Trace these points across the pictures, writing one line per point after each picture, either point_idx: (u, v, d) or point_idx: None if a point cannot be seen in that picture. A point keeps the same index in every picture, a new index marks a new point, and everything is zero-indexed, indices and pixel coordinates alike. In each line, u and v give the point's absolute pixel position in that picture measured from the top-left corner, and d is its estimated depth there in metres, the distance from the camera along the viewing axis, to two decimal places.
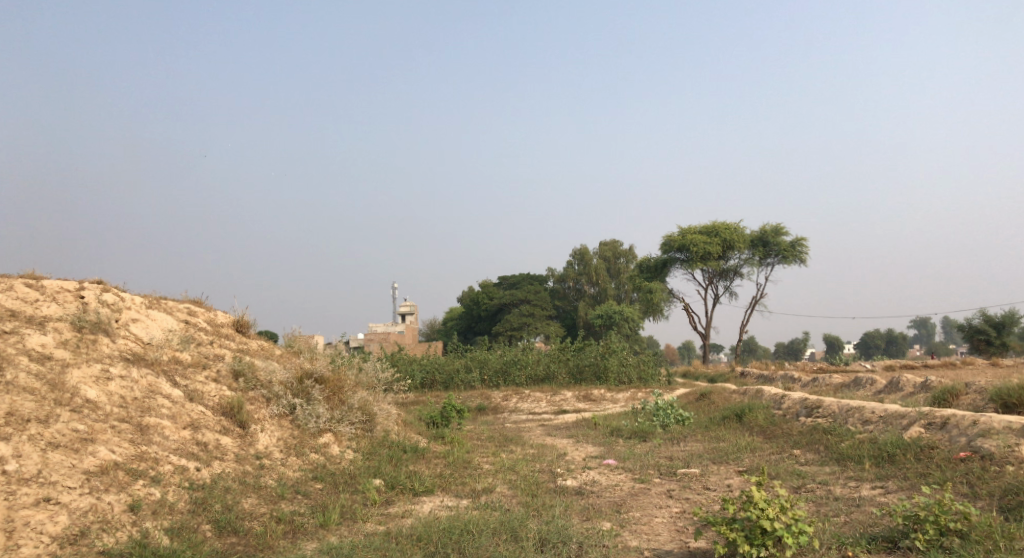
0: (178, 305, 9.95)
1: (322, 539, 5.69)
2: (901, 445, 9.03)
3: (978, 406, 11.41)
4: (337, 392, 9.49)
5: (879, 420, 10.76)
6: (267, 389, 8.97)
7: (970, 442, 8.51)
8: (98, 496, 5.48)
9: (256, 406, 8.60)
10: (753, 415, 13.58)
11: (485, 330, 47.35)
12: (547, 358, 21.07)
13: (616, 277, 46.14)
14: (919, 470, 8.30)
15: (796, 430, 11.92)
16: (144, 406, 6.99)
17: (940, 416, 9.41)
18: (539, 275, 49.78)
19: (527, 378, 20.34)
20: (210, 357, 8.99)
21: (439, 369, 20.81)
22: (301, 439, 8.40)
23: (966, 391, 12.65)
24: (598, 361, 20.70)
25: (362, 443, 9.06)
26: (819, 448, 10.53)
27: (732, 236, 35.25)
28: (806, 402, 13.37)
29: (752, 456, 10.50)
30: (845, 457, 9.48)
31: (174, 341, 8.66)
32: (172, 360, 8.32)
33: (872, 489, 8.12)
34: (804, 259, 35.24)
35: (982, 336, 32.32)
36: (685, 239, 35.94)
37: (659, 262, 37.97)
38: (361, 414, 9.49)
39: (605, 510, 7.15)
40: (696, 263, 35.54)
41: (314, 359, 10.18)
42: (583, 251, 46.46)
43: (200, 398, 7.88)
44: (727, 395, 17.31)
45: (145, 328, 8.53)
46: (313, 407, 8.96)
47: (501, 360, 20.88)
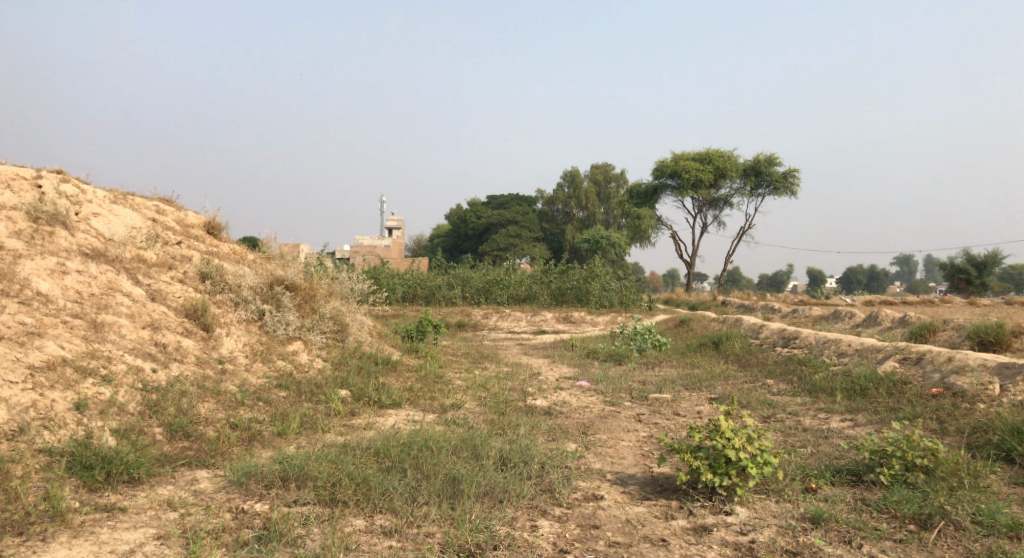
0: (146, 202, 9.63)
1: (279, 447, 5.58)
2: (874, 379, 8.99)
3: (955, 343, 11.40)
4: (309, 300, 9.30)
5: (854, 353, 10.73)
6: (236, 292, 8.76)
7: (943, 378, 8.46)
8: (41, 393, 5.30)
9: (223, 310, 8.40)
10: (730, 343, 13.58)
11: (472, 249, 47.12)
12: (530, 279, 20.90)
13: (605, 201, 45.77)
14: (890, 404, 8.27)
15: (771, 360, 11.91)
16: (100, 303, 6.77)
17: (915, 351, 9.37)
18: (529, 196, 49.26)
19: (509, 298, 20.24)
20: (177, 258, 8.73)
21: (420, 284, 20.62)
22: (268, 345, 8.24)
23: (944, 327, 12.63)
24: (581, 284, 20.57)
25: (332, 353, 8.92)
26: (792, 379, 10.52)
27: (725, 164, 34.79)
28: (784, 332, 13.36)
29: (725, 384, 10.47)
30: (817, 389, 9.44)
31: (139, 238, 8.38)
32: (135, 258, 8.06)
33: (842, 421, 8.09)
34: (794, 191, 34.99)
35: (963, 275, 32.49)
36: (677, 164, 35.48)
37: (650, 187, 37.58)
38: (333, 323, 9.31)
39: (572, 431, 7.08)
40: (686, 190, 35.18)
41: (286, 266, 9.94)
42: (574, 173, 45.87)
43: (163, 299, 7.67)
44: (706, 322, 17.32)
45: (108, 224, 8.23)
46: (282, 314, 8.77)
47: (484, 278, 20.72)
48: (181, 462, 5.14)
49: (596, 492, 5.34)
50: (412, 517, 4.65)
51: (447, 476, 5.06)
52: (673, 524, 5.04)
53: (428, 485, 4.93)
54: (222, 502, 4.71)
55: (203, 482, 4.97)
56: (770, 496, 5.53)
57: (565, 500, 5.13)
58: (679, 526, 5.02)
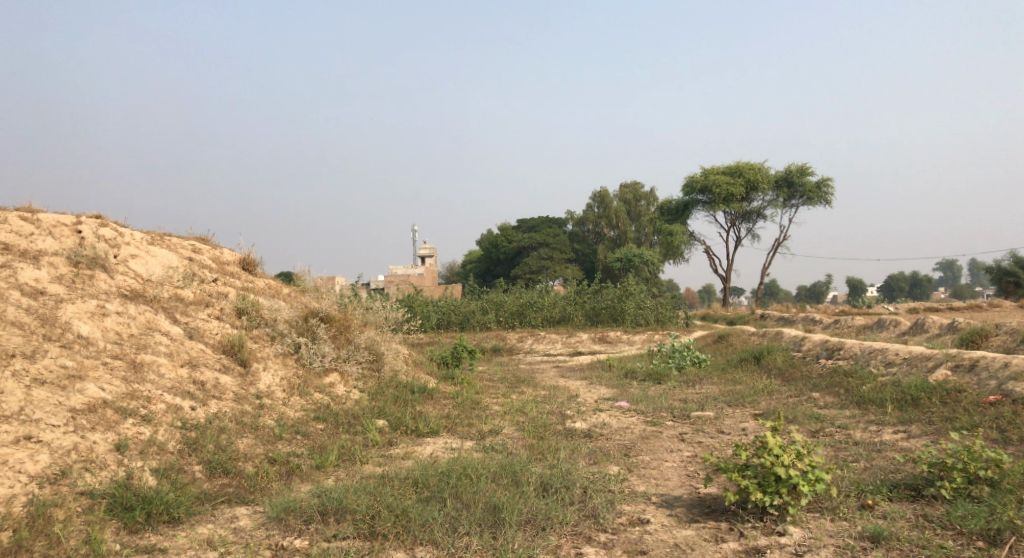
0: (183, 242, 9.76)
1: (318, 481, 5.54)
2: (926, 388, 8.71)
3: (1009, 349, 11.03)
4: (344, 331, 9.30)
5: (903, 362, 10.43)
6: (272, 327, 8.80)
7: (1001, 385, 8.17)
8: (82, 435, 5.33)
9: (260, 345, 8.44)
10: (772, 357, 13.31)
11: (504, 273, 47.15)
12: (563, 301, 20.81)
13: (636, 220, 45.64)
14: (945, 414, 7.99)
15: (816, 373, 11.63)
16: (139, 343, 6.82)
17: (968, 358, 9.08)
18: (559, 217, 49.24)
19: (544, 320, 20.14)
20: (214, 295, 8.80)
21: (454, 310, 20.60)
22: (305, 378, 8.24)
23: (995, 333, 12.25)
24: (616, 303, 20.40)
25: (369, 383, 8.89)
26: (839, 391, 10.24)
27: (756, 176, 34.46)
28: (827, 344, 13.06)
29: (769, 399, 10.24)
30: (866, 400, 9.18)
31: (176, 277, 8.47)
32: (172, 297, 8.14)
33: (894, 433, 7.84)
34: (829, 200, 34.49)
35: (1010, 278, 31.66)
36: (708, 179, 35.22)
37: (681, 203, 37.33)
38: (368, 353, 9.30)
39: (614, 453, 6.94)
40: (718, 204, 34.86)
41: (321, 298, 9.97)
42: (604, 193, 45.79)
43: (201, 336, 7.72)
44: (746, 337, 17.03)
45: (146, 265, 8.32)
46: (318, 346, 8.77)
47: (518, 302, 20.66)
48: (220, 500, 5.12)
49: (642, 516, 5.20)
50: (453, 548, 4.56)
51: (488, 504, 4.97)
52: (724, 548, 4.88)
53: (468, 514, 4.84)
54: (262, 540, 4.67)
55: (242, 519, 4.93)
56: (824, 514, 5.35)
57: (611, 525, 4.99)
58: (730, 549, 4.85)
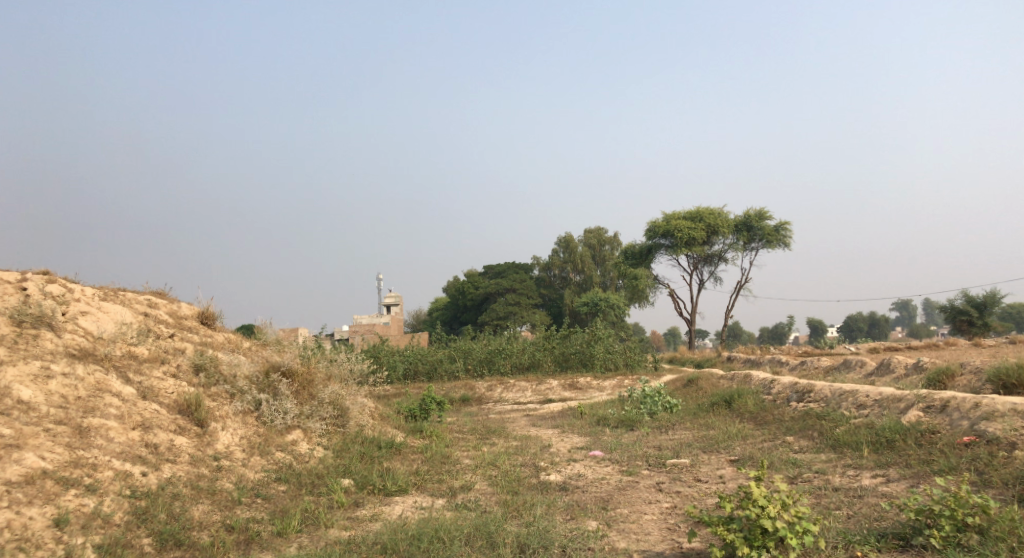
0: (137, 296, 9.40)
1: (279, 550, 5.20)
2: (900, 430, 8.60)
3: (976, 388, 11.02)
4: (306, 386, 8.96)
5: (874, 403, 10.33)
6: (231, 383, 8.43)
7: (974, 425, 8.10)
8: (18, 511, 4.93)
9: (219, 403, 8.06)
10: (743, 401, 13.17)
11: (471, 320, 46.81)
12: (532, 347, 20.57)
13: (602, 264, 46.00)
14: (921, 457, 7.87)
15: (788, 416, 11.50)
16: (87, 406, 6.44)
17: (939, 399, 9.00)
18: (524, 263, 49.24)
19: (512, 367, 19.86)
20: (170, 351, 8.42)
21: (421, 359, 20.23)
22: (266, 437, 7.88)
23: (961, 372, 12.25)
24: (584, 348, 20.21)
25: (334, 440, 8.54)
26: (813, 435, 10.10)
27: (717, 220, 34.87)
28: (797, 387, 12.95)
29: (743, 444, 10.06)
30: (841, 444, 9.04)
31: (129, 334, 8.10)
32: (125, 355, 7.77)
33: (873, 478, 7.69)
34: (788, 243, 34.95)
35: (964, 317, 32.16)
36: (670, 224, 35.53)
37: (644, 248, 37.56)
38: (332, 408, 8.96)
39: (591, 507, 6.67)
40: (680, 248, 35.12)
41: (282, 352, 9.63)
42: (568, 238, 45.98)
43: (155, 396, 7.34)
44: (715, 380, 16.92)
45: (97, 322, 7.95)
46: (280, 403, 8.42)
47: (486, 350, 20.38)
48: None
49: None
50: None
51: None
52: None
53: None
54: None
55: None
56: None
57: None
58: None
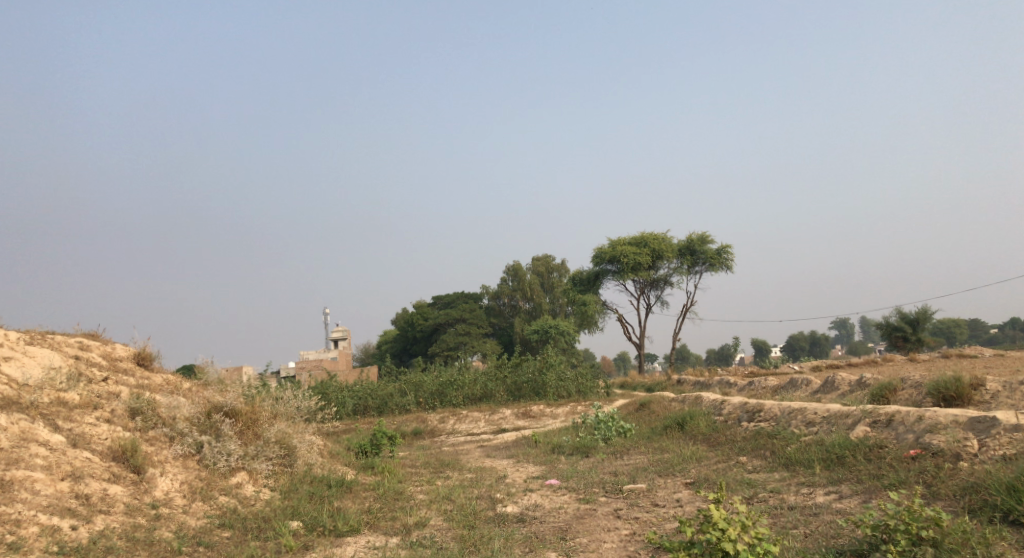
0: (68, 339, 9.00)
1: None
2: (850, 445, 8.65)
3: (918, 401, 11.19)
4: (251, 426, 8.62)
5: (823, 420, 10.39)
6: (171, 426, 8.07)
7: (919, 438, 8.17)
8: None
9: (157, 448, 7.70)
10: (695, 423, 13.17)
11: (420, 351, 46.31)
12: (483, 377, 20.35)
13: (550, 291, 46.30)
14: (872, 472, 7.91)
15: (740, 437, 11.51)
16: (10, 457, 6.15)
17: (884, 413, 9.09)
18: (473, 293, 49.05)
19: (464, 399, 19.60)
20: (104, 396, 8.03)
21: (372, 394, 19.82)
22: (209, 481, 7.55)
23: (903, 386, 12.44)
24: (536, 377, 20.06)
25: (281, 481, 8.23)
26: (766, 454, 10.11)
27: (661, 245, 35.30)
28: (747, 406, 13.01)
29: (698, 466, 10.02)
30: (794, 462, 9.05)
31: (59, 379, 7.70)
32: (53, 402, 7.37)
33: (827, 495, 7.71)
34: (731, 265, 35.51)
35: (899, 333, 32.99)
36: (615, 250, 35.83)
37: (591, 274, 37.78)
38: (279, 448, 8.63)
39: (549, 537, 6.51)
40: (626, 273, 35.40)
41: (224, 391, 9.27)
42: (516, 267, 46.03)
43: (86, 442, 6.98)
44: (666, 403, 16.93)
45: (22, 367, 7.55)
46: (223, 444, 8.08)
47: (437, 381, 20.08)
48: None
49: None
50: None
51: None
52: None
53: None
54: None
55: None
56: None
57: None
58: None
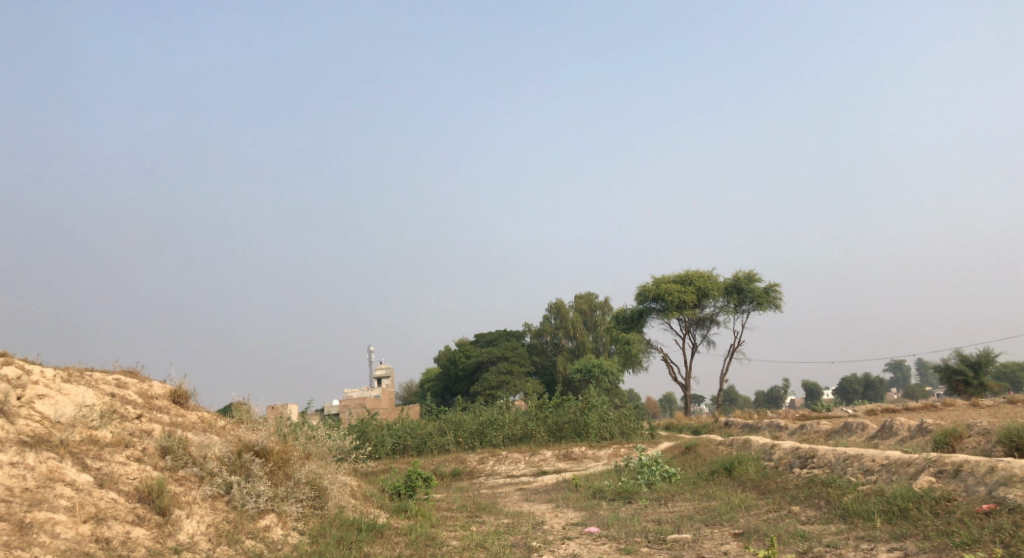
0: (105, 376, 8.93)
1: None
2: (913, 497, 8.10)
3: (986, 450, 10.55)
4: (282, 466, 8.39)
5: (882, 469, 9.80)
6: (201, 466, 7.90)
7: (991, 492, 7.61)
8: None
9: (185, 488, 7.52)
10: (743, 469, 12.61)
11: (462, 390, 46.00)
12: (524, 417, 19.97)
13: (594, 329, 45.86)
14: (939, 527, 7.37)
15: (792, 484, 10.97)
16: (33, 498, 6.05)
17: (951, 462, 8.51)
18: (516, 331, 48.74)
19: (504, 439, 19.22)
20: (136, 434, 7.90)
21: (411, 433, 19.54)
22: (237, 523, 7.34)
23: (967, 434, 11.75)
24: (578, 417, 19.60)
25: (310, 524, 7.99)
26: (820, 504, 9.55)
27: (707, 284, 34.69)
28: (799, 452, 12.42)
29: (747, 516, 9.51)
30: (851, 513, 8.52)
31: (91, 416, 7.59)
32: (84, 440, 7.26)
33: (889, 552, 7.20)
34: (780, 304, 34.67)
35: (959, 377, 31.73)
36: (660, 288, 35.28)
37: (636, 312, 37.23)
38: (309, 489, 8.39)
39: None
40: (672, 312, 34.80)
41: (257, 428, 9.07)
42: (560, 304, 45.78)
43: (113, 482, 6.83)
44: (713, 446, 16.34)
45: (55, 405, 7.46)
46: (252, 485, 7.86)
47: (477, 421, 19.75)
48: None
49: None
50: None
51: None
52: None
53: None
54: None
55: None
56: None
57: None
58: None
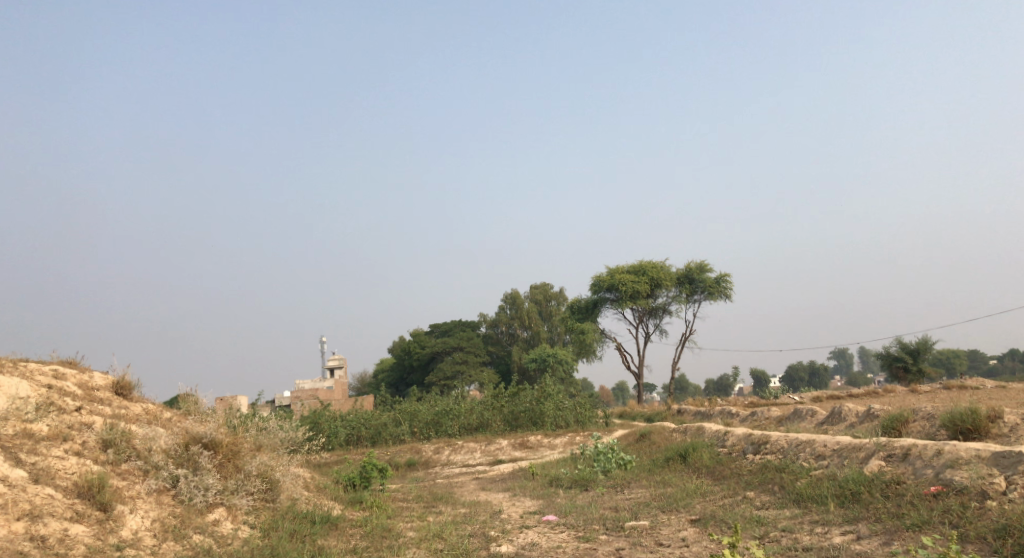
0: (42, 368, 8.56)
1: None
2: (863, 481, 8.18)
3: (932, 433, 10.75)
4: (231, 458, 8.11)
5: (833, 453, 9.88)
6: (145, 459, 7.60)
7: (939, 474, 7.72)
8: None
9: (129, 482, 7.23)
10: (698, 455, 12.67)
11: (417, 380, 45.69)
12: (480, 406, 19.83)
13: (548, 319, 45.93)
14: (890, 510, 7.45)
15: (746, 470, 11.05)
16: None
17: (900, 446, 8.60)
18: (470, 321, 48.55)
19: (460, 428, 19.08)
20: (76, 427, 7.57)
21: (365, 424, 19.28)
22: (184, 518, 7.08)
23: (914, 418, 11.96)
24: (534, 406, 19.54)
25: (262, 518, 7.75)
26: (774, 489, 9.62)
27: (659, 273, 34.95)
28: (752, 438, 12.50)
29: (702, 501, 9.53)
30: (804, 498, 8.58)
31: (26, 409, 7.26)
32: (18, 434, 6.93)
33: (843, 535, 7.26)
34: (730, 294, 35.09)
35: (900, 364, 32.51)
36: (613, 278, 35.43)
37: (590, 303, 37.37)
38: (260, 482, 8.13)
39: None
40: (625, 301, 34.95)
41: (205, 420, 8.76)
42: (514, 295, 45.75)
43: (50, 477, 6.53)
44: (667, 433, 16.43)
45: None
46: (200, 478, 7.59)
47: (433, 411, 19.58)
48: None
49: None
50: None
51: None
52: None
53: None
54: None
55: None
56: None
57: None
58: None
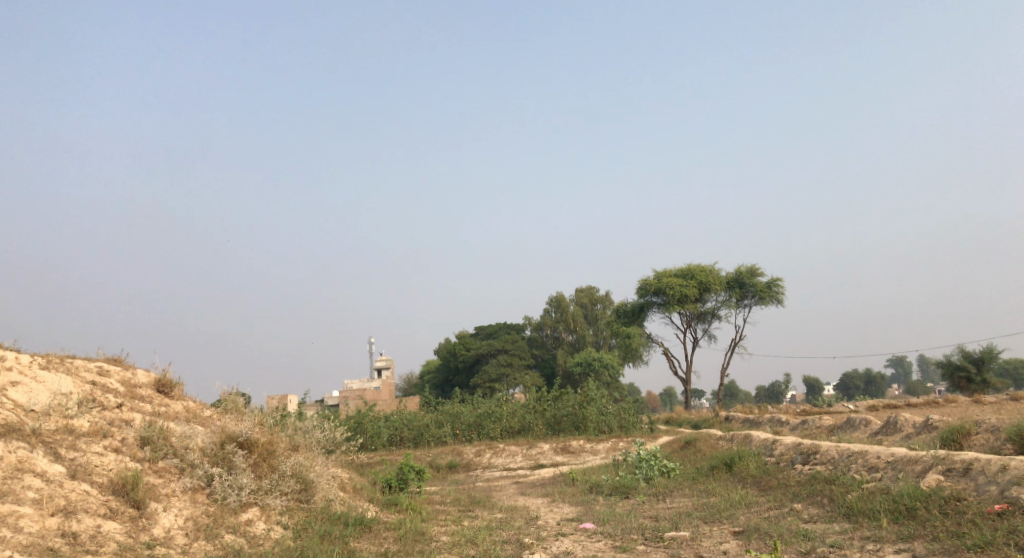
0: (87, 364, 8.66)
1: None
2: (921, 496, 7.80)
3: (996, 447, 10.25)
4: (266, 458, 8.09)
5: (888, 466, 9.48)
6: (182, 457, 7.62)
7: (1003, 492, 7.31)
8: None
9: (165, 480, 7.25)
10: (743, 465, 12.32)
11: (462, 382, 45.75)
12: (522, 410, 19.67)
13: (594, 323, 45.58)
14: (949, 528, 7.08)
15: (794, 480, 10.68)
16: None
17: (960, 461, 8.20)
18: (516, 324, 48.47)
19: (502, 431, 18.95)
20: (117, 423, 7.62)
21: (408, 425, 19.26)
22: (217, 516, 7.06)
23: (976, 430, 11.44)
24: (576, 411, 19.30)
25: (296, 518, 7.70)
26: (823, 502, 9.26)
27: (708, 278, 34.40)
28: (801, 448, 12.10)
29: (747, 513, 9.23)
30: (855, 512, 8.23)
31: (67, 405, 7.33)
32: (59, 430, 7.00)
33: (898, 553, 6.92)
34: (781, 299, 34.29)
35: (961, 373, 31.42)
36: (661, 282, 34.98)
37: (636, 307, 37.00)
38: (294, 482, 8.08)
39: None
40: (673, 305, 34.45)
41: (242, 419, 8.75)
42: (560, 298, 45.52)
43: (87, 473, 6.57)
44: (713, 441, 16.06)
45: (29, 392, 7.22)
46: (234, 477, 7.58)
47: (475, 413, 19.49)
48: None
49: None
50: None
51: None
52: None
53: None
54: None
55: None
56: None
57: None
58: None
